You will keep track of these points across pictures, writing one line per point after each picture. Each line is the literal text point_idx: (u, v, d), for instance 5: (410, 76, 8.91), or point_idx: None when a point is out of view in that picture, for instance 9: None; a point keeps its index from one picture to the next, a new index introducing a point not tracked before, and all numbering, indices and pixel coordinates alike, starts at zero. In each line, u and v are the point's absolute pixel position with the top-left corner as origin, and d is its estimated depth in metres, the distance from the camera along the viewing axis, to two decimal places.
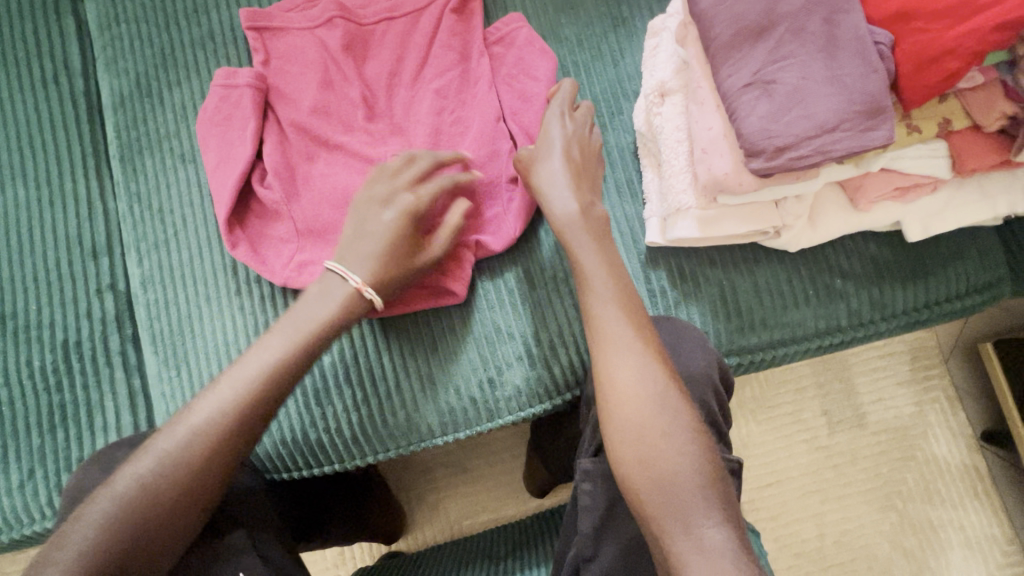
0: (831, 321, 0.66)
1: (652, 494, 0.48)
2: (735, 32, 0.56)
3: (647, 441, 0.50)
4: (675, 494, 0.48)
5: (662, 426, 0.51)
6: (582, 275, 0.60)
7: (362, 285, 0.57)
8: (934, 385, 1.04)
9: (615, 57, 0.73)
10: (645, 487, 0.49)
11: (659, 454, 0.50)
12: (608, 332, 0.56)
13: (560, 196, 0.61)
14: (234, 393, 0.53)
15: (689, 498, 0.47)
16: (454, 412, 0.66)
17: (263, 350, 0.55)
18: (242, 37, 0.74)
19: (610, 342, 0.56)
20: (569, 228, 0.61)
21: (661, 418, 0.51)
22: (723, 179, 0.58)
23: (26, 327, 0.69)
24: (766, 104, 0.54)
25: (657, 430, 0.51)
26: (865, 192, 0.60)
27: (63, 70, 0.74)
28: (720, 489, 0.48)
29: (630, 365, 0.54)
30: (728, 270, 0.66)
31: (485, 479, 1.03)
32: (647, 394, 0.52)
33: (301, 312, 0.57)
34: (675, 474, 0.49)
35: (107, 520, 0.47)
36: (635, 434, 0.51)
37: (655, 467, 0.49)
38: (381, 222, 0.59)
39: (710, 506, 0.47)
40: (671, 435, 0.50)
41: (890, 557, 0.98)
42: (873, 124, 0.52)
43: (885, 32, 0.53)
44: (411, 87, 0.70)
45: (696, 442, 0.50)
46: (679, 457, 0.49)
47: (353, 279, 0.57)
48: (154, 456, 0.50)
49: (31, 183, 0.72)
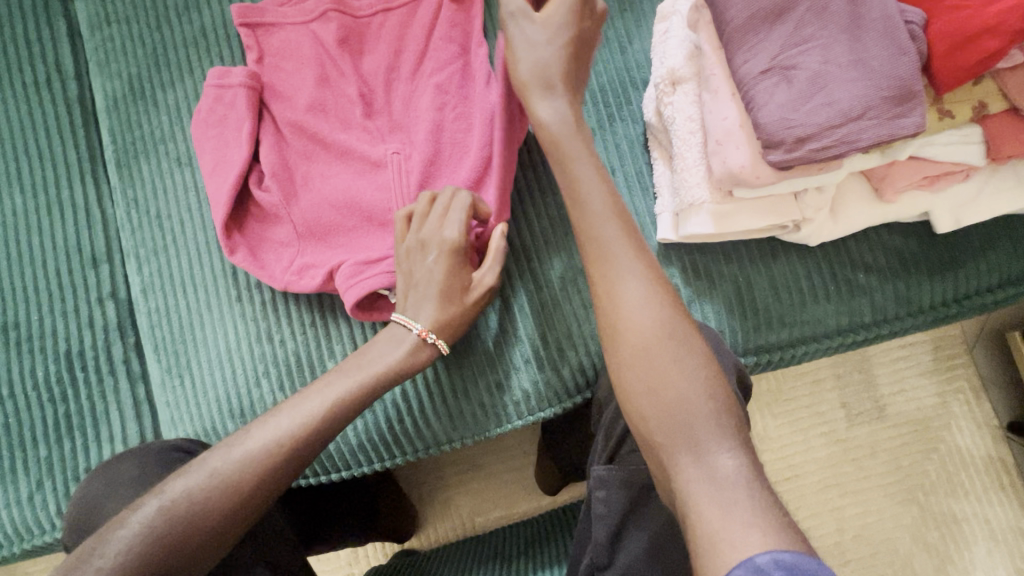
0: (854, 317, 0.63)
1: (659, 419, 0.47)
2: (752, 14, 0.52)
3: (656, 364, 0.49)
4: (685, 420, 0.46)
5: (672, 352, 0.49)
6: (578, 194, 0.56)
7: (425, 332, 0.58)
8: (958, 375, 1.01)
9: (623, 43, 0.70)
10: (652, 413, 0.48)
11: (669, 379, 0.48)
12: (610, 252, 0.54)
13: (554, 101, 0.58)
14: (272, 428, 0.53)
15: (701, 425, 0.46)
16: (463, 418, 0.65)
17: (328, 386, 0.56)
18: (235, 33, 0.71)
19: (613, 264, 0.54)
20: (564, 137, 0.58)
21: (672, 344, 0.50)
22: (738, 173, 0.54)
23: (29, 338, 0.68)
24: (786, 91, 0.50)
25: (666, 356, 0.49)
26: (892, 182, 0.56)
27: (56, 73, 0.73)
28: (733, 416, 0.47)
29: (637, 289, 0.52)
30: (745, 266, 0.63)
31: (497, 476, 1.02)
32: (654, 318, 0.51)
33: (367, 356, 0.57)
34: (684, 402, 0.47)
35: (152, 530, 0.47)
36: (642, 356, 0.50)
37: (661, 393, 0.48)
38: (427, 268, 0.59)
39: (716, 433, 0.45)
40: (679, 360, 0.49)
41: (912, 551, 0.96)
42: (902, 111, 0.48)
43: (916, 10, 0.49)
44: (411, 81, 0.67)
45: (705, 369, 0.49)
46: (688, 381, 0.48)
47: (416, 326, 0.58)
48: (205, 473, 0.50)
49: (28, 191, 0.71)
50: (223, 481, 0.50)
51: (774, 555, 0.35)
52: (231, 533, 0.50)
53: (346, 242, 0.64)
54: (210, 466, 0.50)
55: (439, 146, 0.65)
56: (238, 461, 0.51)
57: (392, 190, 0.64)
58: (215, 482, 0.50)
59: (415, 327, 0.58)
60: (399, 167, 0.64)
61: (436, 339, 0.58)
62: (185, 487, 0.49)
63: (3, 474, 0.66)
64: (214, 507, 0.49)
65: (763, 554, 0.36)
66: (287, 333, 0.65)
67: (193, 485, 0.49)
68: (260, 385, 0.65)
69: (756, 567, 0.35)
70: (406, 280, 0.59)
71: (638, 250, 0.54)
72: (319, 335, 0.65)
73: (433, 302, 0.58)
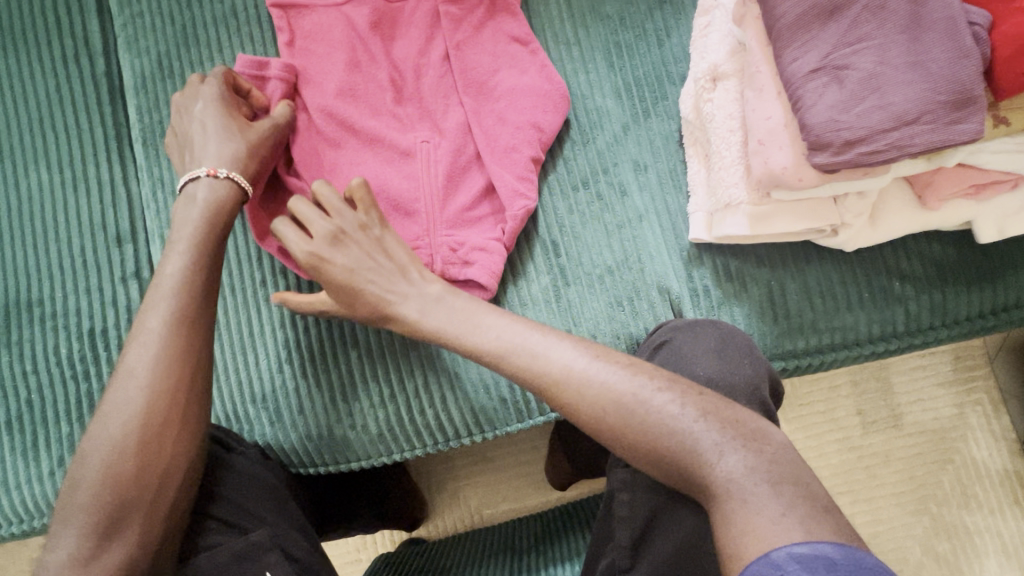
0: (886, 326, 0.62)
1: (659, 471, 0.45)
2: (805, 11, 0.51)
3: (616, 437, 0.46)
4: (672, 454, 0.44)
5: (614, 421, 0.46)
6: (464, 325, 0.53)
7: (212, 169, 0.56)
8: (978, 387, 0.99)
9: (660, 37, 0.68)
10: (648, 467, 0.46)
11: (630, 435, 0.46)
12: (521, 358, 0.50)
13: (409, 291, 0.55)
14: (166, 365, 0.51)
15: (682, 447, 0.44)
16: (485, 411, 0.64)
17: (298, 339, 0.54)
18: (265, 13, 0.70)
19: (533, 368, 0.50)
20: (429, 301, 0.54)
21: (607, 414, 0.47)
22: (780, 175, 0.53)
23: (54, 315, 0.68)
24: (836, 92, 0.49)
25: (613, 421, 0.46)
26: (936, 189, 0.55)
27: (84, 48, 0.72)
28: (699, 405, 0.45)
29: (560, 365, 0.49)
30: (778, 270, 0.62)
31: (508, 470, 1.01)
32: (589, 393, 0.47)
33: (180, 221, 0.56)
34: (658, 442, 0.44)
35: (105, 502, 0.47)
36: (610, 440, 0.46)
37: (635, 447, 0.45)
38: (196, 119, 0.59)
39: (697, 441, 0.43)
40: (628, 415, 0.46)
41: (921, 561, 0.95)
42: (961, 116, 0.47)
43: (981, 12, 0.48)
44: (443, 70, 0.67)
45: (666, 387, 0.47)
46: (638, 423, 0.45)
47: (201, 170, 0.57)
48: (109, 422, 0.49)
49: (53, 167, 0.70)
50: (146, 407, 0.49)
51: (787, 548, 0.36)
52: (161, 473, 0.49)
53: None
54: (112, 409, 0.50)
55: (471, 139, 0.65)
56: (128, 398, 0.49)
57: (419, 180, 0.63)
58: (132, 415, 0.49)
59: (201, 168, 0.57)
60: (429, 157, 0.64)
61: (227, 172, 0.57)
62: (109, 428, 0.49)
63: (25, 450, 0.66)
64: (155, 440, 0.49)
65: (779, 549, 0.36)
66: (310, 319, 0.65)
67: (116, 424, 0.49)
68: (283, 371, 0.64)
69: (769, 561, 0.35)
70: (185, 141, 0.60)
71: (537, 340, 0.51)
72: (342, 322, 0.64)
73: (213, 145, 0.58)
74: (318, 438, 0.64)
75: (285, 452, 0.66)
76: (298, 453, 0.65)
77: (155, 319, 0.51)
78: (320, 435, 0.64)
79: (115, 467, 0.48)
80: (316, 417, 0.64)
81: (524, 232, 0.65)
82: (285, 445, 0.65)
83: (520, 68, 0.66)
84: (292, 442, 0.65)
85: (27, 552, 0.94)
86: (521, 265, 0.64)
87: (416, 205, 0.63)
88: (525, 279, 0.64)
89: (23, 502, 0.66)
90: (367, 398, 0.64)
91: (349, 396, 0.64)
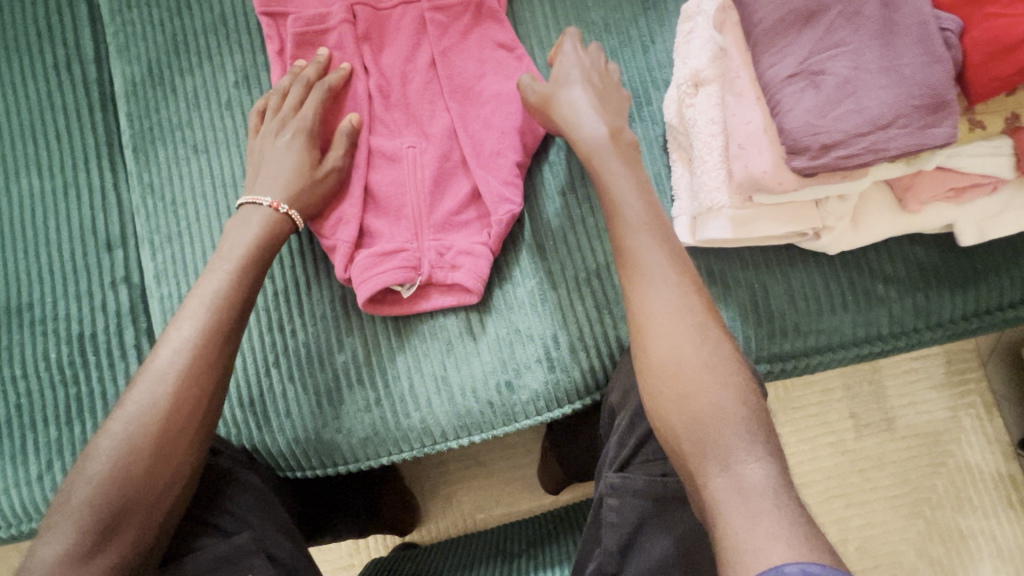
0: (871, 328, 0.62)
1: (679, 433, 0.48)
2: (783, 16, 0.52)
3: (688, 375, 0.49)
4: (717, 428, 0.46)
5: (705, 359, 0.49)
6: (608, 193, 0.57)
7: (276, 203, 0.60)
8: (970, 390, 0.99)
9: (645, 43, 0.69)
10: (680, 424, 0.48)
11: (699, 386, 0.48)
12: (642, 261, 0.53)
13: (587, 116, 0.59)
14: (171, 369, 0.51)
15: (731, 433, 0.46)
16: (472, 415, 0.64)
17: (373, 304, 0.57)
18: (254, 20, 0.71)
19: (645, 270, 0.53)
20: (597, 151, 0.58)
21: (702, 348, 0.50)
22: (760, 178, 0.53)
23: (43, 319, 0.69)
24: (813, 96, 0.50)
25: (698, 360, 0.49)
26: (916, 193, 0.55)
27: (76, 56, 0.73)
28: (762, 423, 0.47)
29: (669, 294, 0.51)
30: (762, 272, 0.62)
31: (500, 473, 1.01)
32: (691, 322, 0.50)
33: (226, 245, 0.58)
34: (715, 418, 0.47)
35: (96, 505, 0.47)
36: (669, 372, 0.49)
37: (695, 398, 0.48)
38: (273, 145, 0.62)
39: (734, 444, 0.45)
40: (707, 370, 0.48)
41: (916, 564, 0.95)
42: (934, 120, 0.47)
43: (953, 18, 0.49)
44: (429, 78, 0.68)
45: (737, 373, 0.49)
46: (720, 388, 0.48)
47: (264, 200, 0.60)
48: (121, 424, 0.49)
49: (45, 174, 0.71)
50: (152, 413, 0.50)
51: (800, 564, 0.36)
52: (162, 483, 0.49)
53: (371, 234, 0.64)
54: (122, 415, 0.50)
55: (457, 144, 0.66)
56: (144, 402, 0.50)
57: (407, 184, 0.64)
58: (140, 421, 0.49)
59: (264, 201, 0.60)
60: (414, 162, 0.65)
61: (287, 207, 0.60)
62: (120, 431, 0.49)
63: (14, 455, 0.67)
64: (152, 450, 0.49)
65: (792, 563, 0.36)
66: (298, 324, 0.65)
67: (117, 429, 0.49)
68: (270, 375, 0.65)
69: None
70: (255, 163, 0.63)
71: (669, 255, 0.53)
72: (330, 327, 0.65)
73: (280, 171, 0.61)
74: (305, 440, 0.64)
75: (273, 456, 0.66)
76: (285, 457, 0.66)
77: (176, 331, 0.53)
78: (307, 438, 0.64)
79: (109, 474, 0.48)
80: (302, 420, 0.64)
81: (510, 236, 0.66)
82: (272, 447, 0.65)
83: (507, 76, 0.67)
84: (278, 445, 0.65)
85: (17, 556, 0.94)
86: (502, 265, 0.65)
87: (404, 210, 0.64)
88: (511, 282, 0.65)
89: (12, 507, 0.67)
90: (353, 402, 0.64)
91: (335, 399, 0.64)
